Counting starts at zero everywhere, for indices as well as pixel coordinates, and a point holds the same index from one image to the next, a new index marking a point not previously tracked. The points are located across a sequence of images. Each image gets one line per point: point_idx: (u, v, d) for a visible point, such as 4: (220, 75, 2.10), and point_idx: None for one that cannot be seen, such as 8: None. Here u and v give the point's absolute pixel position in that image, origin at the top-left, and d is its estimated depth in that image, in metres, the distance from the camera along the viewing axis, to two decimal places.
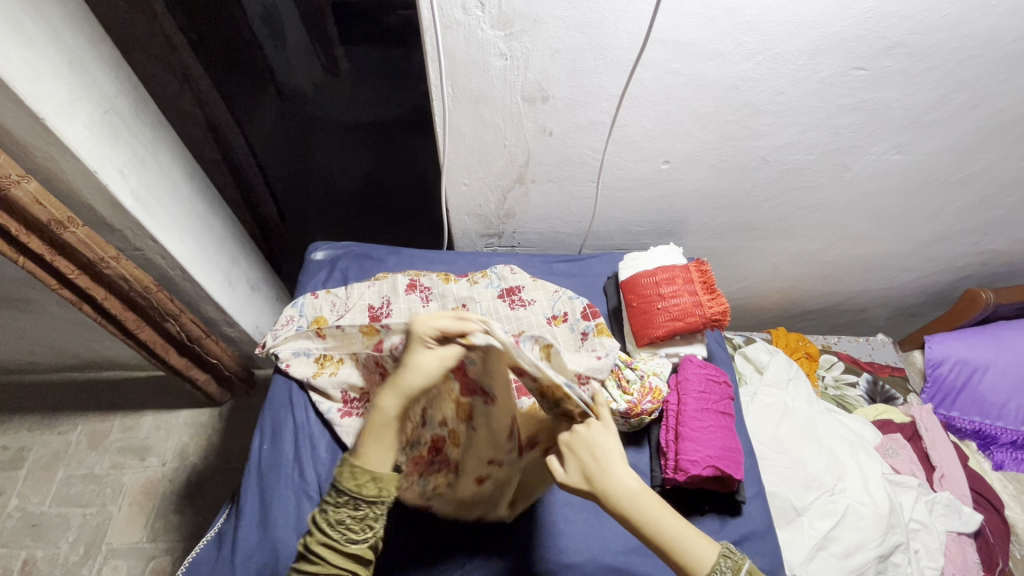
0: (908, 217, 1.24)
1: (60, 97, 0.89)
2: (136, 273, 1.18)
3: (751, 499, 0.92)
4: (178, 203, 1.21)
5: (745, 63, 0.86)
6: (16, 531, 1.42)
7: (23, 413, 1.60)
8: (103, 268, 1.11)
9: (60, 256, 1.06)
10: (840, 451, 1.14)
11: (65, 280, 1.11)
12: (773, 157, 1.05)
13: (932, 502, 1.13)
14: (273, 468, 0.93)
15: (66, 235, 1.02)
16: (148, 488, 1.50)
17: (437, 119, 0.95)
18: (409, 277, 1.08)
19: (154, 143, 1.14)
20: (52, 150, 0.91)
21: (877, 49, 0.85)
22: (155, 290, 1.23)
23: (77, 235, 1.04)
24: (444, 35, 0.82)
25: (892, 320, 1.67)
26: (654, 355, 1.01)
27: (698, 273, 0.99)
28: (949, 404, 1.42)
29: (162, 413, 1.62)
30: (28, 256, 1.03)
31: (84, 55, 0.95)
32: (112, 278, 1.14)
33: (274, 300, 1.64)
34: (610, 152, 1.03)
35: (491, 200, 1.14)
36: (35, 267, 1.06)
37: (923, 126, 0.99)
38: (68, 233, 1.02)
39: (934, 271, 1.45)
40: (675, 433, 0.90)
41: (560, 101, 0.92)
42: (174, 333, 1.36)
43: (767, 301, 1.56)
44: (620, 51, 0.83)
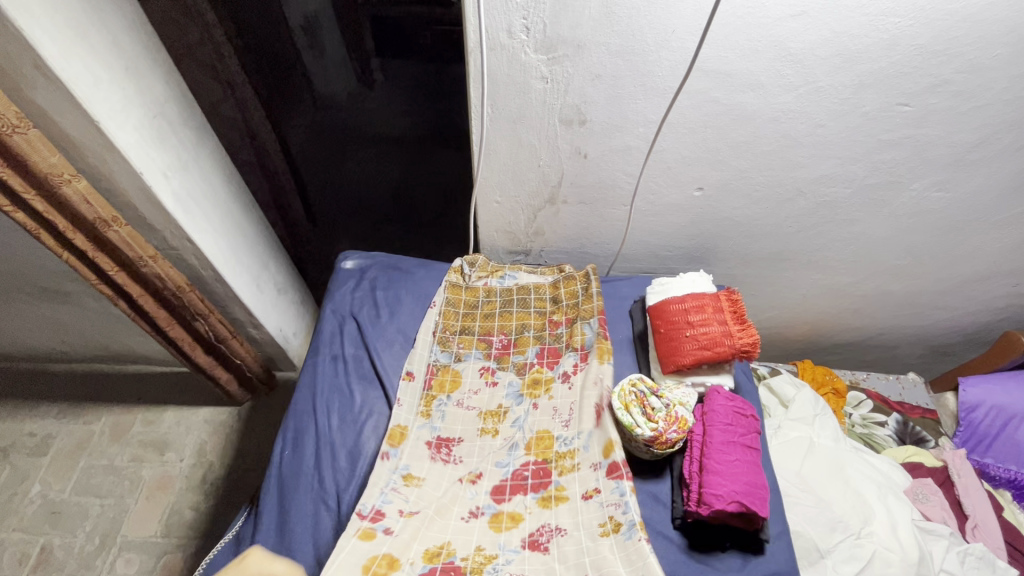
0: (947, 256, 1.21)
1: (115, 103, 0.93)
2: (171, 273, 1.21)
3: (775, 538, 0.88)
4: (214, 206, 1.24)
5: (786, 95, 0.86)
6: (36, 517, 1.45)
7: (52, 401, 1.65)
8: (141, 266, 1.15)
9: (102, 253, 1.10)
10: (867, 493, 1.11)
11: (106, 276, 1.14)
12: (809, 188, 1.04)
13: (965, 553, 1.08)
14: (294, 478, 0.92)
15: (110, 233, 1.06)
16: (166, 484, 1.52)
17: (474, 138, 0.96)
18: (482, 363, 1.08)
19: (198, 149, 1.17)
20: (102, 151, 0.95)
21: (923, 86, 0.84)
22: (188, 291, 1.27)
23: (120, 234, 1.08)
24: (488, 57, 0.83)
25: (924, 359, 1.63)
26: (680, 383, 0.99)
27: (728, 302, 0.97)
28: (983, 450, 1.37)
29: (183, 410, 1.65)
30: (74, 252, 1.08)
31: (139, 64, 0.99)
32: (150, 276, 1.19)
33: (299, 305, 1.67)
34: (644, 177, 1.03)
35: (522, 218, 1.15)
36: (78, 262, 1.10)
37: (967, 165, 0.97)
38: (113, 231, 1.06)
39: (971, 312, 1.41)
40: (699, 464, 0.88)
41: (597, 125, 0.93)
42: (202, 331, 1.38)
43: (794, 333, 1.53)
44: (661, 79, 0.84)
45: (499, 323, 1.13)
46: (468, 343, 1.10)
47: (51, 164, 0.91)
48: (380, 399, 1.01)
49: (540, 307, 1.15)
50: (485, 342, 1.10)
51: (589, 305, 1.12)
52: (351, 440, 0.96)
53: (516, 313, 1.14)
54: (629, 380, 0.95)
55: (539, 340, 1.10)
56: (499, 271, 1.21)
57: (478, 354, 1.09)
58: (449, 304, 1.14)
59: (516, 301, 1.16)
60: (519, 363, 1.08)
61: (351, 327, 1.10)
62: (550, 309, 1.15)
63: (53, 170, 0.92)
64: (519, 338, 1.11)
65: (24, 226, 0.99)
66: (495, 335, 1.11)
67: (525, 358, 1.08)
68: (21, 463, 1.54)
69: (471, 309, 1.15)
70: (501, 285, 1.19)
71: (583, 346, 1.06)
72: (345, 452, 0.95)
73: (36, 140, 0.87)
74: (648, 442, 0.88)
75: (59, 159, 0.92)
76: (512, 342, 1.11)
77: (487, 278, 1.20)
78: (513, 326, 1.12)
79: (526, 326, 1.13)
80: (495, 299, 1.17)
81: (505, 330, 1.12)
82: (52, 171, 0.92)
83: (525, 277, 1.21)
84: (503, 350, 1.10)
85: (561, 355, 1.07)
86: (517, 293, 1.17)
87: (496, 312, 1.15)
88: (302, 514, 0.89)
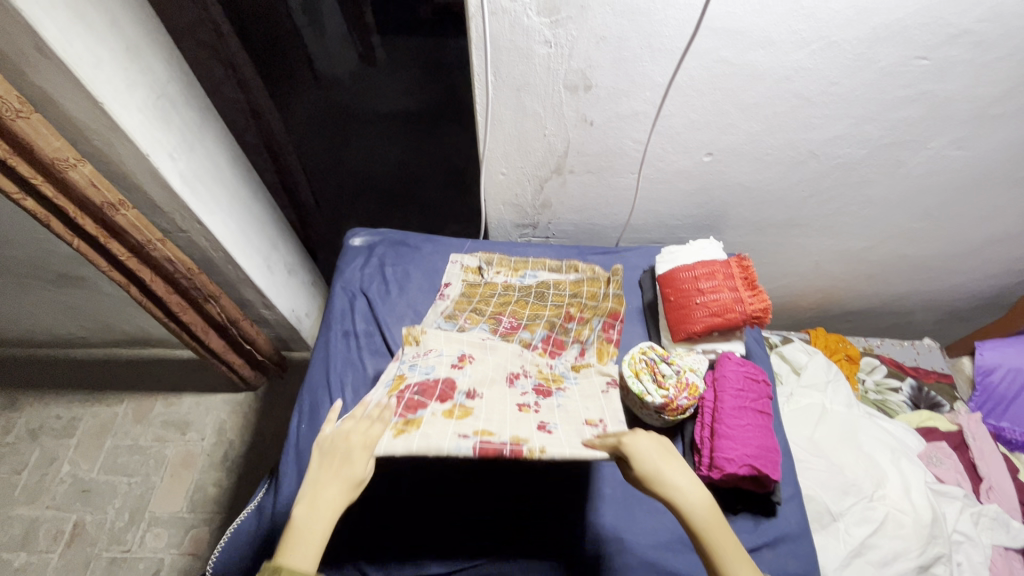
0: (964, 217, 1.18)
1: (117, 82, 0.93)
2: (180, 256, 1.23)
3: (787, 500, 0.89)
4: (221, 186, 1.24)
5: (799, 52, 0.83)
6: (68, 495, 1.51)
7: (75, 385, 1.69)
8: (150, 250, 1.17)
9: (111, 237, 1.12)
10: (880, 457, 1.12)
11: (116, 261, 1.16)
12: (822, 151, 1.02)
13: (978, 514, 1.09)
14: (311, 447, 0.93)
15: (119, 217, 1.08)
16: (188, 462, 1.56)
17: (478, 106, 0.95)
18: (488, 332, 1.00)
19: (203, 128, 1.17)
20: (109, 133, 0.95)
21: (943, 37, 0.80)
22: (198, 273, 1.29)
23: (128, 218, 1.09)
24: (490, 22, 0.81)
25: (939, 324, 1.61)
26: (690, 351, 0.97)
27: (739, 269, 0.94)
28: (999, 414, 1.36)
29: (202, 390, 1.69)
30: (84, 238, 1.10)
31: (139, 42, 0.98)
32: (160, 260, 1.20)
33: (310, 284, 1.68)
34: (653, 143, 1.01)
35: (528, 190, 1.14)
36: (90, 249, 1.13)
37: (988, 120, 0.93)
38: (120, 215, 1.07)
39: (990, 274, 1.38)
40: (710, 430, 0.87)
41: (602, 90, 0.91)
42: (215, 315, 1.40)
43: (806, 300, 1.51)
44: (668, 39, 0.82)
45: (512, 308, 1.06)
46: (476, 319, 1.02)
47: (55, 149, 0.91)
48: None
49: (557, 300, 1.08)
50: (495, 320, 1.03)
51: (605, 305, 1.09)
52: None
53: (532, 303, 1.07)
54: (640, 349, 0.94)
55: (549, 326, 1.03)
56: (520, 270, 1.16)
57: (484, 328, 1.00)
58: (462, 297, 1.08)
59: (535, 293, 1.09)
60: (525, 342, 1.00)
61: (362, 304, 1.10)
62: (568, 303, 1.08)
63: (58, 154, 0.92)
64: (530, 322, 1.03)
65: (33, 214, 1.01)
66: (507, 316, 1.04)
67: (529, 339, 1.00)
68: (49, 445, 1.59)
69: (485, 299, 1.08)
70: (520, 283, 1.13)
71: (586, 341, 1.02)
72: None
73: (39, 124, 0.88)
74: (659, 409, 0.88)
75: (63, 143, 0.93)
76: (522, 325, 1.03)
77: (506, 275, 1.14)
78: (527, 313, 1.05)
79: (539, 315, 1.05)
80: (513, 292, 1.10)
81: (517, 314, 1.05)
82: (57, 155, 0.92)
83: (545, 275, 1.15)
84: (510, 328, 1.02)
85: (567, 345, 1.01)
86: (536, 288, 1.10)
87: (511, 300, 1.07)
88: None
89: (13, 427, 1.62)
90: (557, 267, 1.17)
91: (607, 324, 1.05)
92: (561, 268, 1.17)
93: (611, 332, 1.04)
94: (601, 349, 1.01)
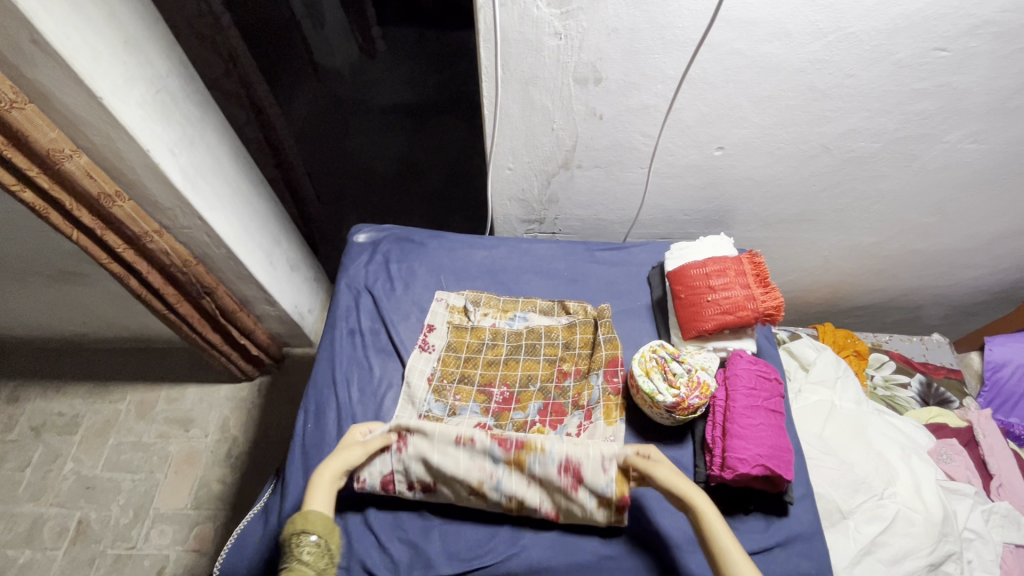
0: (977, 212, 1.16)
1: (116, 76, 0.91)
2: (178, 248, 1.21)
3: (800, 499, 0.88)
4: (223, 182, 1.22)
5: (815, 44, 0.81)
6: (72, 492, 1.51)
7: (76, 381, 1.68)
8: (148, 242, 1.15)
9: (109, 230, 1.10)
10: (891, 454, 1.11)
11: (115, 254, 1.15)
12: (835, 144, 1.00)
13: (989, 511, 1.09)
14: (316, 447, 0.92)
15: (115, 209, 1.06)
16: (192, 459, 1.56)
17: (485, 101, 0.93)
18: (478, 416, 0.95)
19: (204, 123, 1.15)
20: (109, 129, 0.94)
21: (963, 28, 0.78)
22: (194, 265, 1.27)
23: (125, 210, 1.08)
24: (498, 14, 0.79)
25: (948, 319, 1.59)
26: (700, 349, 0.95)
27: (750, 265, 0.93)
28: (1008, 410, 1.35)
29: (205, 386, 1.68)
30: (82, 231, 1.08)
31: (139, 35, 0.95)
32: (156, 253, 1.18)
33: (313, 281, 1.67)
34: (663, 137, 0.99)
35: (535, 185, 1.13)
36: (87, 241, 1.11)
37: (1006, 113, 0.92)
38: (117, 207, 1.06)
39: (1001, 269, 1.36)
40: (722, 429, 0.86)
41: (612, 83, 0.89)
42: (211, 308, 1.39)
43: (814, 295, 1.50)
44: (681, 30, 0.79)
45: (502, 373, 1.00)
46: (466, 395, 0.98)
47: (51, 140, 0.90)
48: (398, 370, 1.01)
49: (549, 354, 1.02)
50: (485, 395, 0.98)
51: (600, 353, 0.99)
52: (371, 412, 0.95)
53: (523, 361, 1.01)
54: (650, 346, 0.92)
55: (543, 395, 0.98)
56: (509, 311, 1.08)
57: (475, 408, 0.96)
58: (449, 349, 1.02)
59: (525, 347, 1.03)
60: (519, 419, 0.95)
61: (367, 301, 1.08)
62: (560, 357, 1.02)
63: (54, 145, 0.91)
64: (523, 391, 0.98)
65: (31, 207, 0.99)
66: (496, 388, 0.99)
67: (526, 417, 0.95)
68: (52, 441, 1.58)
69: (472, 354, 1.02)
70: (510, 327, 1.06)
71: (589, 404, 0.95)
72: (366, 423, 0.94)
73: (34, 115, 0.87)
74: (670, 409, 0.87)
75: (59, 134, 0.92)
76: (514, 396, 0.98)
77: (494, 318, 1.07)
78: (518, 377, 1.00)
79: (533, 377, 1.00)
80: (501, 343, 1.04)
81: (508, 381, 0.99)
82: (53, 146, 0.91)
83: (536, 318, 1.07)
84: (503, 405, 0.97)
85: (566, 413, 0.95)
86: (526, 338, 1.04)
87: (500, 359, 1.02)
88: None
89: (16, 424, 1.61)
90: (549, 308, 1.08)
91: (608, 376, 0.96)
92: (553, 309, 1.08)
93: (613, 383, 0.96)
94: (608, 406, 0.94)
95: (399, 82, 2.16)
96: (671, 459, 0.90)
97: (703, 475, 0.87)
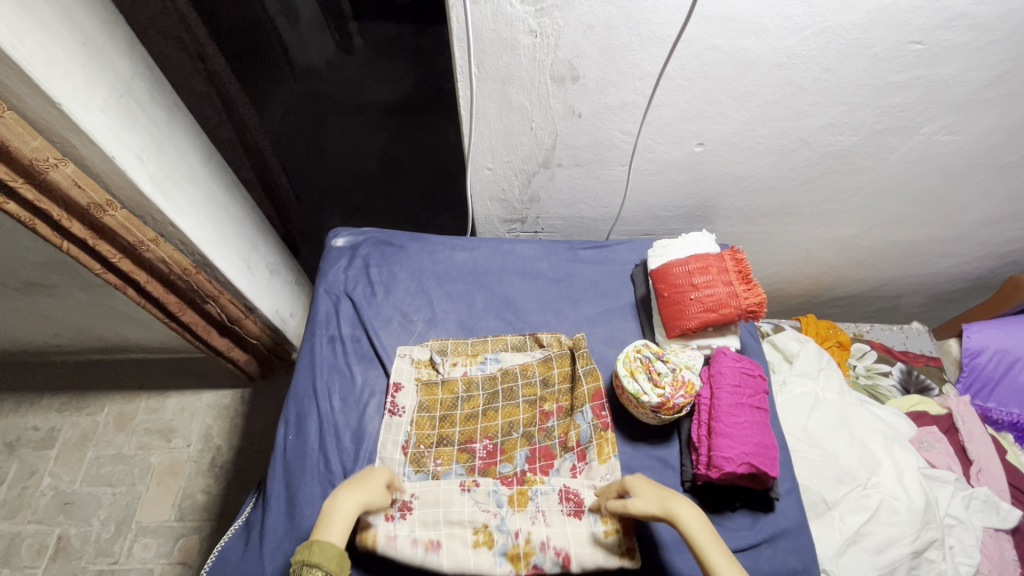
0: (953, 202, 1.17)
1: (76, 81, 0.87)
2: (176, 256, 1.18)
3: (785, 495, 0.88)
4: (196, 187, 1.19)
5: (791, 38, 0.81)
6: (50, 508, 1.46)
7: (51, 394, 1.63)
8: (144, 251, 1.12)
9: (102, 239, 1.06)
10: (874, 444, 1.12)
11: (110, 264, 1.12)
12: (814, 139, 1.00)
13: (970, 497, 1.10)
14: (298, 459, 0.90)
15: (107, 219, 1.03)
16: (175, 470, 1.52)
17: (461, 101, 0.91)
18: (462, 473, 0.90)
19: (173, 126, 1.11)
20: (71, 136, 0.90)
21: (938, 21, 0.78)
22: (194, 272, 1.23)
23: (118, 219, 1.04)
24: (471, 11, 0.77)
25: (927, 307, 1.62)
26: (685, 347, 0.95)
27: (733, 262, 0.93)
28: (986, 395, 1.38)
29: (186, 395, 1.64)
30: (73, 242, 1.04)
31: (99, 37, 0.91)
32: (155, 262, 1.15)
33: (295, 285, 1.63)
34: (643, 134, 0.98)
35: (515, 184, 1.11)
36: (82, 253, 1.07)
37: (979, 104, 0.92)
38: (109, 217, 1.02)
39: (977, 257, 1.38)
40: (708, 428, 0.86)
41: (590, 81, 0.87)
42: (214, 313, 1.37)
43: (796, 287, 1.51)
44: (658, 26, 0.78)
45: (482, 425, 0.94)
46: (447, 458, 0.91)
47: (33, 148, 0.86)
48: (381, 378, 0.99)
49: (529, 395, 0.97)
50: (467, 453, 0.92)
51: (582, 388, 0.94)
52: (354, 421, 0.94)
53: (502, 409, 0.96)
54: (635, 346, 0.92)
55: (527, 441, 0.93)
56: (479, 355, 1.01)
57: (459, 469, 0.90)
58: (422, 410, 0.95)
59: (502, 393, 0.97)
60: (507, 472, 0.90)
61: (347, 307, 1.06)
62: (540, 397, 0.97)
63: (37, 154, 0.87)
64: (507, 441, 0.93)
65: (17, 218, 0.95)
66: (478, 442, 0.93)
67: (514, 469, 0.91)
68: (28, 457, 1.54)
69: (448, 411, 0.95)
70: (482, 373, 1.00)
71: (579, 443, 0.92)
72: (349, 432, 0.93)
73: (13, 124, 0.82)
74: (656, 408, 0.86)
75: (41, 142, 0.87)
76: (499, 448, 0.93)
77: (464, 365, 1.00)
78: (499, 427, 0.94)
79: (515, 424, 0.95)
80: (477, 394, 0.97)
81: (490, 433, 0.94)
82: (35, 155, 0.87)
83: (509, 357, 1.01)
84: (488, 459, 0.92)
85: (556, 455, 0.92)
86: (502, 382, 0.98)
87: (478, 412, 0.96)
88: (309, 493, 0.87)
89: None
90: (521, 344, 1.04)
91: (596, 410, 0.92)
92: (525, 344, 1.03)
93: (602, 418, 0.91)
94: (601, 442, 0.90)
95: (376, 78, 2.12)
96: (658, 458, 0.90)
97: (690, 474, 0.87)
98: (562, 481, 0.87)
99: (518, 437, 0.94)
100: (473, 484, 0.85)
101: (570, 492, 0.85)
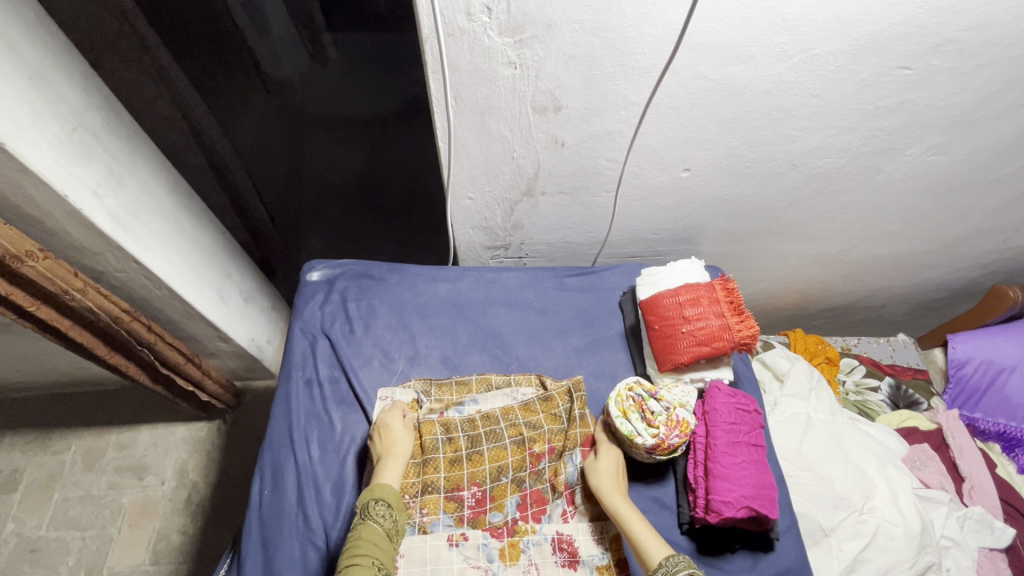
0: (937, 218, 1.17)
1: (21, 118, 0.80)
2: (104, 304, 1.10)
3: (785, 532, 0.86)
4: (161, 220, 1.12)
5: (779, 66, 0.78)
6: (14, 557, 1.38)
7: (11, 434, 1.53)
8: (67, 299, 1.04)
9: (16, 290, 0.98)
10: (868, 466, 1.10)
11: (26, 313, 1.03)
12: (802, 161, 0.98)
13: (964, 517, 1.10)
14: (276, 515, 0.85)
15: (24, 269, 0.95)
16: (148, 509, 1.45)
17: (438, 132, 0.86)
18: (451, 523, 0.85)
19: (132, 158, 1.05)
20: (18, 177, 0.83)
21: (927, 46, 0.76)
22: (126, 318, 1.16)
23: (38, 269, 0.97)
24: (446, 43, 0.73)
25: (910, 316, 1.62)
26: (677, 381, 0.92)
27: (723, 292, 0.89)
28: (972, 406, 1.38)
29: (159, 428, 1.56)
30: None
31: (46, 69, 0.85)
32: (79, 309, 1.08)
33: (271, 312, 1.57)
34: (629, 161, 0.95)
35: (498, 213, 1.07)
36: None
37: (966, 126, 0.91)
38: (27, 267, 0.94)
39: (960, 269, 1.38)
40: (704, 468, 0.83)
41: (573, 110, 0.84)
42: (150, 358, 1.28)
43: (784, 301, 1.50)
44: (643, 56, 0.75)
45: (468, 472, 0.89)
46: (434, 507, 0.86)
47: None
48: (361, 423, 0.94)
49: (516, 435, 0.93)
50: (454, 502, 0.87)
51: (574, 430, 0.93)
52: (334, 471, 0.89)
53: (487, 452, 0.91)
54: (626, 384, 0.89)
55: (518, 487, 0.89)
56: (462, 394, 0.97)
57: (447, 519, 0.85)
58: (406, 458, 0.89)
59: (485, 435, 0.92)
60: (496, 521, 0.86)
61: (324, 346, 1.01)
62: (529, 437, 0.93)
63: None
64: (496, 487, 0.89)
65: None
66: (466, 490, 0.88)
67: (505, 518, 0.86)
68: None
69: (431, 455, 0.89)
70: (460, 415, 0.95)
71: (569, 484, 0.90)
72: (329, 484, 0.88)
73: None
74: (650, 450, 0.83)
75: None
76: (488, 495, 0.88)
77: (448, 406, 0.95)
78: (487, 472, 0.89)
79: (504, 469, 0.90)
80: (458, 436, 0.92)
81: (477, 479, 0.89)
82: None
83: (493, 397, 0.97)
84: (478, 508, 0.87)
85: (548, 500, 0.88)
86: (482, 426, 0.93)
87: (463, 455, 0.90)
88: (288, 553, 0.82)
89: None
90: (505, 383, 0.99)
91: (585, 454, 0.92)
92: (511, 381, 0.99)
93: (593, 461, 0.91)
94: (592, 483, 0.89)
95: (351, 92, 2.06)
96: (653, 498, 0.88)
97: (688, 516, 0.84)
98: (555, 528, 0.85)
99: (507, 483, 0.89)
100: (461, 538, 0.82)
101: (563, 540, 0.84)
